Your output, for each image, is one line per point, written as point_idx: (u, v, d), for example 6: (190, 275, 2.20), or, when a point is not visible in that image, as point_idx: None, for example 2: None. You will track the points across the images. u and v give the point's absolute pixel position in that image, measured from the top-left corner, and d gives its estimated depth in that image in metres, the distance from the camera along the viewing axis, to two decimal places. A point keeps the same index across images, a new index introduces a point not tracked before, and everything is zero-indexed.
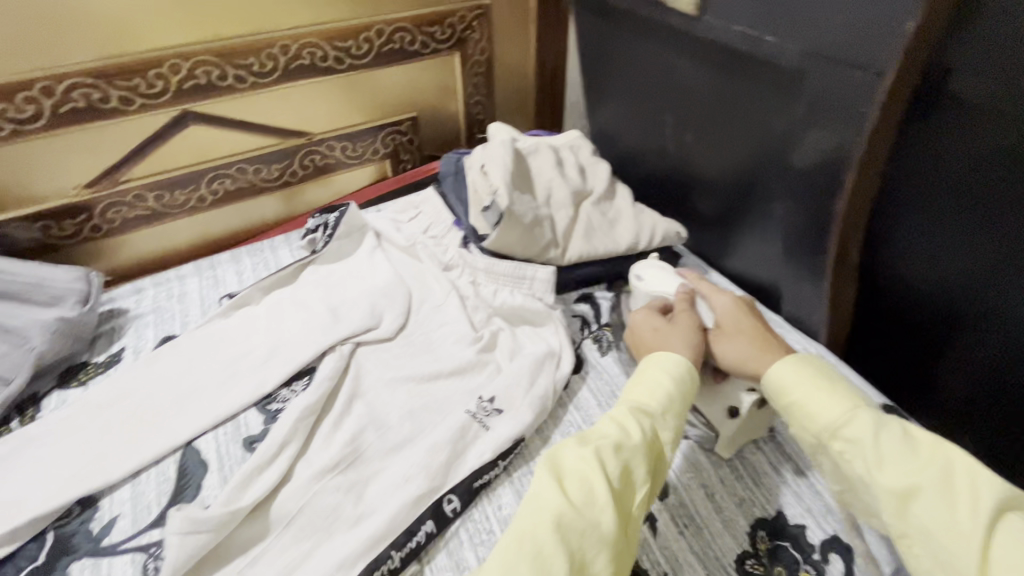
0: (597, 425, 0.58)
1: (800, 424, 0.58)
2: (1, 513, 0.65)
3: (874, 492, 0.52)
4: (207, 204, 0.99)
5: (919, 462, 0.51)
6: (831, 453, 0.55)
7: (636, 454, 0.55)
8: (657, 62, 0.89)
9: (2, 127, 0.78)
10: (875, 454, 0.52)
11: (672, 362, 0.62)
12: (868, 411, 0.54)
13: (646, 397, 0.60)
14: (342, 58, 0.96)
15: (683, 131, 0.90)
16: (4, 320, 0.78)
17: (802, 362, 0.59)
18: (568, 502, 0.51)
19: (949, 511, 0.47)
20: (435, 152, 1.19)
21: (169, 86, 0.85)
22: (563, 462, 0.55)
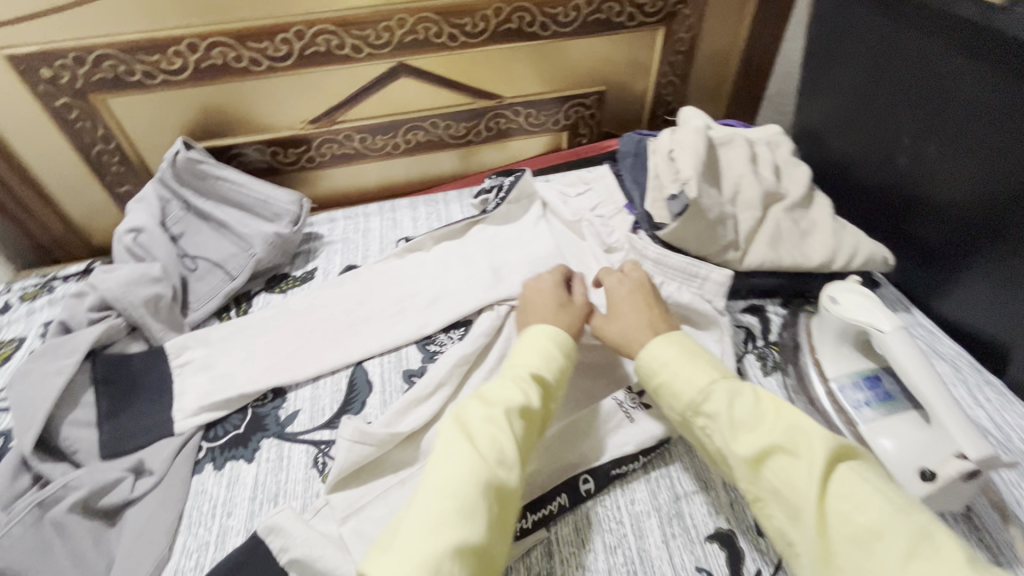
0: (498, 390, 0.62)
1: (669, 401, 0.63)
2: (218, 384, 0.78)
3: (733, 463, 0.57)
4: (399, 152, 1.08)
5: (764, 425, 0.56)
6: (696, 429, 0.61)
7: (535, 415, 0.61)
8: (918, 59, 0.76)
9: (260, 63, 0.89)
10: (731, 425, 0.57)
11: (548, 330, 0.70)
12: (724, 383, 0.61)
13: (539, 364, 0.66)
14: (547, 24, 0.96)
15: (932, 142, 0.76)
16: (237, 226, 0.92)
17: (671, 340, 0.66)
18: (481, 457, 0.54)
19: (790, 466, 0.52)
20: (613, 129, 1.16)
21: (393, 39, 0.91)
22: (469, 422, 0.59)
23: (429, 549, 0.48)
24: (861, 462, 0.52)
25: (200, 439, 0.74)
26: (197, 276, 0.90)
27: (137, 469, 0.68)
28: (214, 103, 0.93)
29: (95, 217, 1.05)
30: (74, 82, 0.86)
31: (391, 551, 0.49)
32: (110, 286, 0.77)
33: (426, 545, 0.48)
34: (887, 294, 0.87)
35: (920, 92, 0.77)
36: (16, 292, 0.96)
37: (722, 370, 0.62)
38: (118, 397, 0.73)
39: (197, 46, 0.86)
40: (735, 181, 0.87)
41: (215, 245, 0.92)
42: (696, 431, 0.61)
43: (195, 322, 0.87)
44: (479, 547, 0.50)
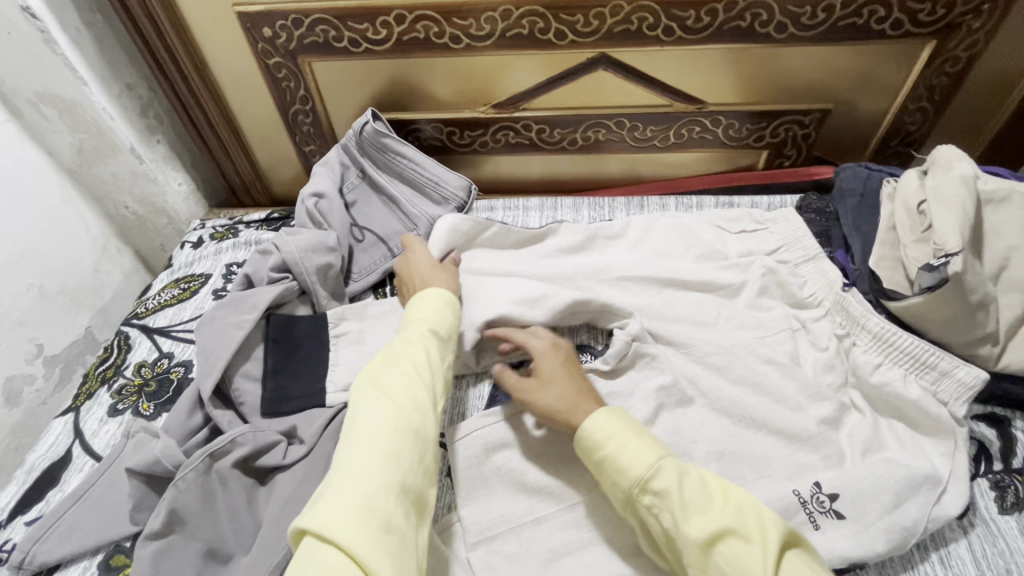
0: (406, 345, 0.63)
1: (611, 479, 0.56)
2: (367, 363, 0.78)
3: (681, 545, 0.50)
4: (573, 148, 1.00)
5: (714, 509, 0.50)
6: (642, 508, 0.53)
7: (438, 369, 0.63)
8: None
9: (459, 41, 0.86)
10: (681, 503, 0.51)
11: (442, 295, 0.72)
12: (672, 461, 0.54)
13: (434, 319, 0.68)
14: (785, 25, 0.81)
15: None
16: (408, 205, 0.91)
17: (613, 413, 0.59)
18: (396, 409, 0.55)
19: (745, 554, 0.46)
20: (824, 154, 0.98)
21: (601, 27, 0.82)
22: (379, 379, 0.59)
23: (360, 493, 0.48)
24: (806, 546, 0.49)
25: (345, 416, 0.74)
26: (362, 247, 0.91)
27: (289, 434, 0.70)
28: (406, 75, 0.92)
29: (278, 168, 1.11)
30: (288, 43, 0.88)
31: (321, 500, 0.48)
32: (291, 250, 0.80)
33: (359, 491, 0.48)
34: None
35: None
36: (208, 230, 1.05)
37: (664, 448, 0.56)
38: (284, 358, 0.76)
39: (404, 18, 0.84)
40: (1005, 253, 0.68)
41: (382, 220, 0.92)
42: (641, 510, 0.53)
43: (354, 293, 0.88)
44: (408, 491, 0.51)
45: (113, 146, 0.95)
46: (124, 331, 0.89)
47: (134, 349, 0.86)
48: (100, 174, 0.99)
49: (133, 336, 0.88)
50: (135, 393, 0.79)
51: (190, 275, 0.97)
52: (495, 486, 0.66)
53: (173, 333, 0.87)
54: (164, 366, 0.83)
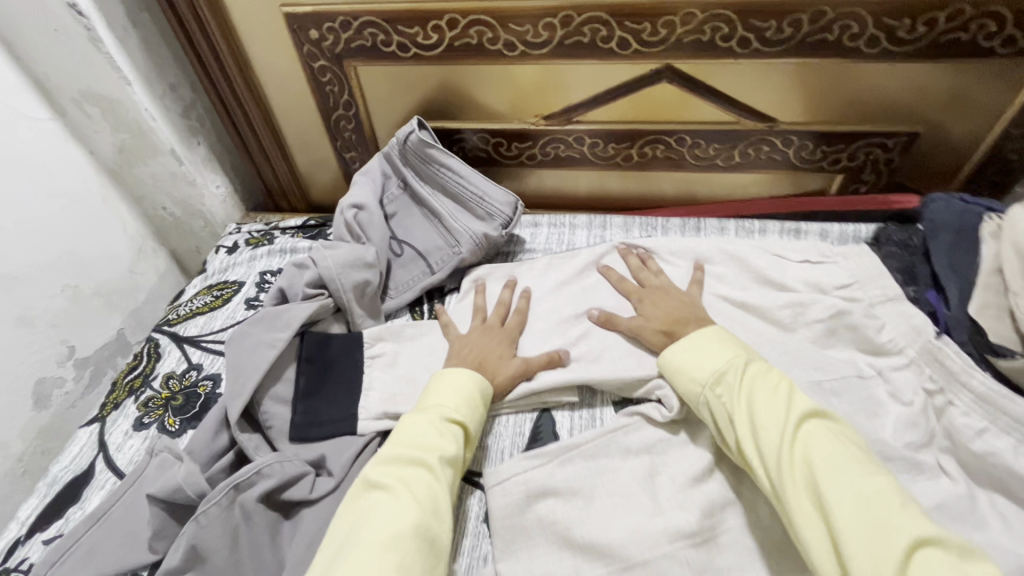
0: (427, 437, 0.61)
1: (692, 381, 0.65)
2: (401, 390, 0.73)
3: (734, 423, 0.58)
4: (628, 164, 0.94)
5: (770, 392, 0.58)
6: (709, 398, 0.62)
7: (457, 463, 0.61)
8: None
9: (514, 48, 0.80)
10: (737, 386, 0.61)
11: (462, 375, 0.68)
12: (743, 363, 0.63)
13: (458, 405, 0.65)
14: (878, 39, 0.73)
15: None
16: (450, 220, 0.86)
17: (710, 329, 0.69)
18: (417, 514, 0.54)
19: (777, 420, 0.56)
20: (907, 181, 0.89)
21: (670, 36, 0.76)
22: (397, 474, 0.57)
23: None
24: (836, 420, 0.56)
25: (376, 446, 0.69)
26: (400, 262, 0.86)
27: (317, 464, 0.66)
28: (453, 83, 0.87)
29: (317, 174, 1.08)
30: (335, 46, 0.85)
31: None
32: (327, 265, 0.75)
33: None
34: None
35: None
36: (244, 235, 1.02)
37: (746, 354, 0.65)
38: (315, 380, 0.72)
39: (457, 22, 0.79)
40: None
41: (422, 234, 0.88)
42: (705, 400, 0.63)
43: (389, 311, 0.84)
44: None
45: (153, 147, 0.92)
46: (155, 338, 0.87)
47: (163, 358, 0.83)
48: (142, 174, 0.97)
49: (163, 345, 0.85)
50: (161, 406, 0.76)
51: (223, 282, 0.94)
52: (537, 539, 0.60)
53: (203, 344, 0.84)
54: (192, 378, 0.79)
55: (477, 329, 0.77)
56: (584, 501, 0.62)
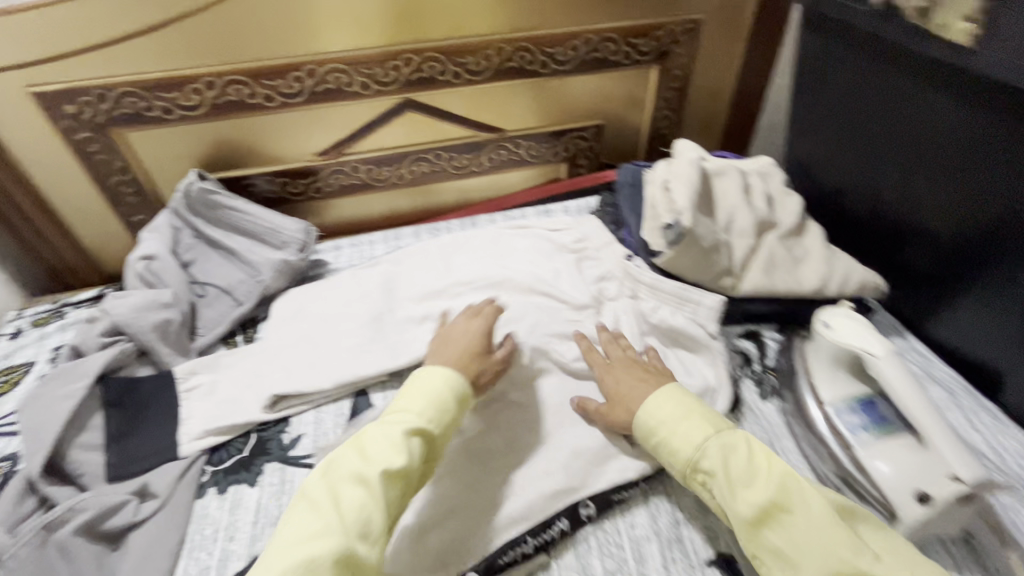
0: (376, 446, 0.61)
1: (668, 458, 0.65)
2: (222, 409, 0.79)
3: (733, 522, 0.58)
4: (404, 182, 1.11)
5: (761, 479, 0.58)
6: (694, 483, 0.63)
7: (409, 478, 0.61)
8: (870, 79, 0.79)
9: (273, 99, 0.94)
10: (728, 481, 0.59)
11: (438, 381, 0.68)
12: (716, 441, 0.62)
13: (416, 415, 0.64)
14: (547, 63, 1.01)
15: (891, 162, 0.80)
16: (247, 254, 0.95)
17: (667, 397, 0.68)
18: (341, 529, 0.54)
19: (794, 527, 0.55)
20: (611, 161, 1.20)
21: (399, 76, 0.96)
22: (341, 490, 0.58)
23: None
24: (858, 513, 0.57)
25: (203, 463, 0.75)
26: (206, 302, 0.93)
27: (141, 492, 0.70)
28: (225, 137, 0.97)
29: (107, 245, 1.08)
30: (96, 117, 0.90)
31: None
32: (121, 313, 0.80)
33: None
34: (880, 320, 0.88)
35: (877, 112, 0.79)
36: (28, 318, 0.98)
37: (717, 424, 0.64)
38: (126, 421, 0.75)
39: (213, 83, 0.91)
40: (728, 211, 0.90)
41: (223, 273, 0.95)
42: (694, 484, 0.63)
43: (202, 347, 0.89)
44: None
45: None
46: None
47: None
48: None
49: None
50: None
51: (9, 367, 0.90)
52: None
53: None
54: None
55: (460, 324, 0.80)
56: None
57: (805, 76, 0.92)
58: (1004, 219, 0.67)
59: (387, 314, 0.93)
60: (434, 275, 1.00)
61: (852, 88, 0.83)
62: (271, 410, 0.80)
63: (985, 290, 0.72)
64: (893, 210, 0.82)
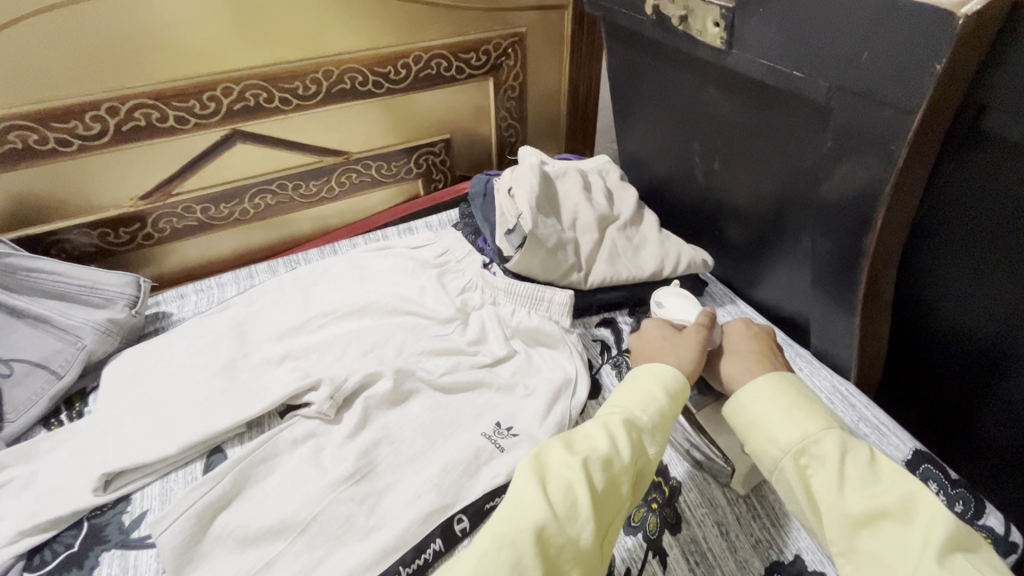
0: (597, 440, 0.57)
1: (763, 440, 0.56)
2: (40, 502, 0.69)
3: (832, 518, 0.51)
4: (249, 217, 1.05)
5: (885, 483, 0.51)
6: (793, 471, 0.54)
7: (624, 471, 0.56)
8: (673, 83, 0.87)
9: (70, 143, 0.84)
10: (840, 476, 0.52)
11: (667, 376, 0.63)
12: (835, 433, 0.54)
13: (638, 409, 0.60)
14: (381, 82, 1.00)
15: (699, 154, 0.89)
16: (61, 319, 0.84)
17: (781, 381, 0.59)
18: (552, 513, 0.50)
19: (902, 538, 0.47)
20: (467, 172, 1.22)
21: (220, 107, 0.90)
22: (549, 466, 0.55)
23: None
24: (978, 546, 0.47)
25: (20, 571, 0.64)
26: (13, 382, 0.80)
27: None
28: (16, 191, 0.86)
29: None
30: None
31: None
32: None
33: None
34: (715, 291, 0.99)
35: (678, 105, 0.88)
36: None
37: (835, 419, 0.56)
38: None
39: None
40: (572, 210, 0.95)
41: (32, 345, 0.82)
42: (790, 475, 0.54)
43: (13, 435, 0.77)
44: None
45: None
46: None
47: None
48: None
49: None
50: None
51: None
52: (217, 554, 0.64)
53: None
54: None
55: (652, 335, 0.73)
56: (255, 500, 0.69)
57: (622, 80, 0.99)
58: (782, 190, 0.77)
59: (239, 360, 0.86)
60: (291, 311, 0.95)
61: (656, 87, 0.92)
62: (104, 492, 0.71)
63: (784, 250, 0.83)
64: (707, 196, 0.92)
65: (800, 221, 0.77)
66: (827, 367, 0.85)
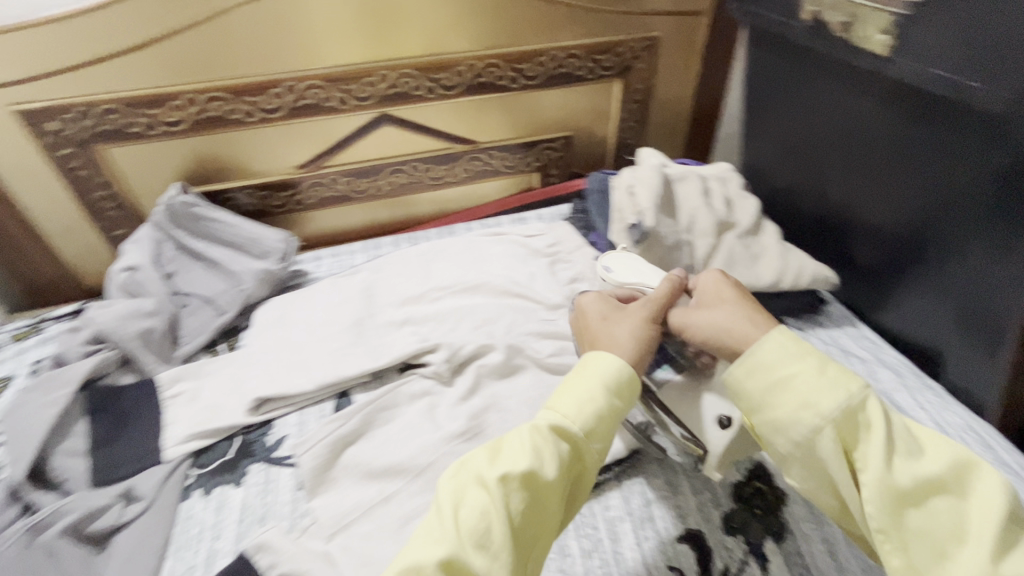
0: (518, 457, 0.55)
1: (792, 407, 0.53)
2: (206, 413, 0.80)
3: (875, 490, 0.49)
4: (382, 194, 1.15)
5: (930, 455, 0.50)
6: (827, 439, 0.51)
7: (545, 487, 0.54)
8: (819, 93, 0.85)
9: (253, 114, 0.98)
10: (886, 447, 0.50)
11: (601, 376, 0.61)
12: (874, 401, 0.52)
13: (570, 416, 0.58)
14: (516, 78, 1.07)
15: (837, 167, 0.86)
16: (229, 265, 0.97)
17: (804, 347, 0.55)
18: (461, 539, 0.50)
19: (951, 510, 0.48)
20: (581, 170, 1.26)
21: (376, 92, 1.01)
22: (467, 487, 0.55)
23: None
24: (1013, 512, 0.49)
25: (188, 466, 0.76)
26: (188, 312, 0.94)
27: (126, 496, 0.71)
28: (207, 151, 1.00)
29: (88, 261, 1.09)
30: (78, 134, 0.92)
31: None
32: (105, 321, 0.82)
33: None
34: (835, 311, 0.94)
35: (817, 115, 0.87)
36: (6, 333, 0.98)
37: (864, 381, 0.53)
38: (110, 427, 0.76)
39: (195, 100, 0.94)
40: (690, 213, 0.96)
41: (206, 283, 0.97)
42: (822, 443, 0.51)
43: (185, 355, 0.90)
44: None
45: None
46: None
47: None
48: None
49: None
50: None
51: None
52: (346, 481, 0.72)
53: None
54: None
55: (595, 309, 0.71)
56: (378, 441, 0.76)
57: (759, 89, 0.99)
58: (931, 210, 0.73)
59: (367, 318, 0.96)
60: (413, 281, 1.03)
61: (796, 96, 0.91)
62: (254, 413, 0.81)
63: (920, 275, 0.79)
64: (839, 212, 0.89)
65: (947, 245, 0.73)
66: (960, 403, 0.79)
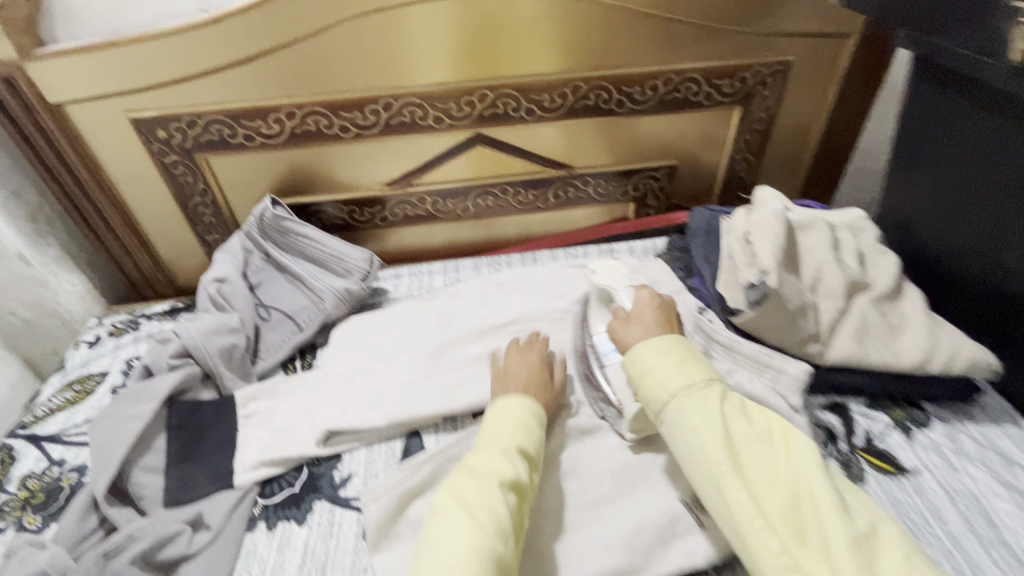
0: (503, 464, 0.63)
1: (660, 384, 0.65)
2: (277, 440, 0.78)
3: (718, 447, 0.59)
4: (467, 215, 1.10)
5: (757, 421, 0.62)
6: (685, 407, 0.63)
7: (522, 488, 0.63)
8: (998, 142, 0.71)
9: (349, 130, 0.95)
10: (724, 412, 0.62)
11: (528, 399, 0.72)
12: (711, 383, 0.64)
13: (522, 432, 0.68)
14: (624, 101, 0.97)
15: (1018, 232, 0.71)
16: (312, 281, 0.96)
17: (670, 343, 0.68)
18: (483, 531, 0.56)
19: (771, 458, 0.58)
20: (682, 202, 1.15)
21: (473, 112, 0.96)
22: (463, 489, 0.61)
23: None
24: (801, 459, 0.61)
25: (256, 495, 0.74)
26: (269, 326, 0.94)
27: (194, 523, 0.70)
28: (300, 163, 0.99)
29: (183, 261, 1.12)
30: (184, 142, 0.94)
31: None
32: (191, 336, 0.82)
33: None
34: (989, 401, 0.80)
35: (989, 161, 0.73)
36: (106, 327, 1.02)
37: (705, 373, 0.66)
38: (186, 445, 0.76)
39: (294, 114, 0.93)
40: (816, 268, 0.82)
41: (288, 298, 0.96)
42: (685, 412, 0.62)
43: (262, 371, 0.89)
44: None
45: None
46: (7, 444, 0.83)
47: (18, 461, 0.81)
48: None
49: (17, 448, 0.83)
50: (18, 508, 0.75)
51: (85, 375, 0.93)
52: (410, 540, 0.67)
53: (65, 439, 0.83)
54: (53, 474, 0.78)
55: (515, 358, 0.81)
56: None
57: (917, 129, 0.84)
58: None
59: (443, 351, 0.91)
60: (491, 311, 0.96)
61: (965, 138, 0.76)
62: (323, 445, 0.78)
63: None
64: (1011, 286, 0.73)
65: None
66: None
